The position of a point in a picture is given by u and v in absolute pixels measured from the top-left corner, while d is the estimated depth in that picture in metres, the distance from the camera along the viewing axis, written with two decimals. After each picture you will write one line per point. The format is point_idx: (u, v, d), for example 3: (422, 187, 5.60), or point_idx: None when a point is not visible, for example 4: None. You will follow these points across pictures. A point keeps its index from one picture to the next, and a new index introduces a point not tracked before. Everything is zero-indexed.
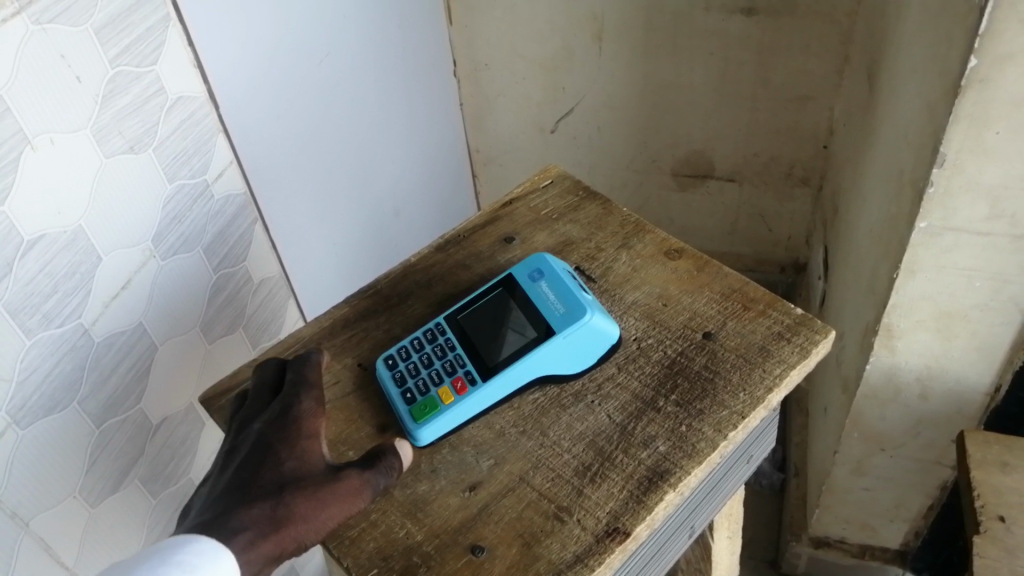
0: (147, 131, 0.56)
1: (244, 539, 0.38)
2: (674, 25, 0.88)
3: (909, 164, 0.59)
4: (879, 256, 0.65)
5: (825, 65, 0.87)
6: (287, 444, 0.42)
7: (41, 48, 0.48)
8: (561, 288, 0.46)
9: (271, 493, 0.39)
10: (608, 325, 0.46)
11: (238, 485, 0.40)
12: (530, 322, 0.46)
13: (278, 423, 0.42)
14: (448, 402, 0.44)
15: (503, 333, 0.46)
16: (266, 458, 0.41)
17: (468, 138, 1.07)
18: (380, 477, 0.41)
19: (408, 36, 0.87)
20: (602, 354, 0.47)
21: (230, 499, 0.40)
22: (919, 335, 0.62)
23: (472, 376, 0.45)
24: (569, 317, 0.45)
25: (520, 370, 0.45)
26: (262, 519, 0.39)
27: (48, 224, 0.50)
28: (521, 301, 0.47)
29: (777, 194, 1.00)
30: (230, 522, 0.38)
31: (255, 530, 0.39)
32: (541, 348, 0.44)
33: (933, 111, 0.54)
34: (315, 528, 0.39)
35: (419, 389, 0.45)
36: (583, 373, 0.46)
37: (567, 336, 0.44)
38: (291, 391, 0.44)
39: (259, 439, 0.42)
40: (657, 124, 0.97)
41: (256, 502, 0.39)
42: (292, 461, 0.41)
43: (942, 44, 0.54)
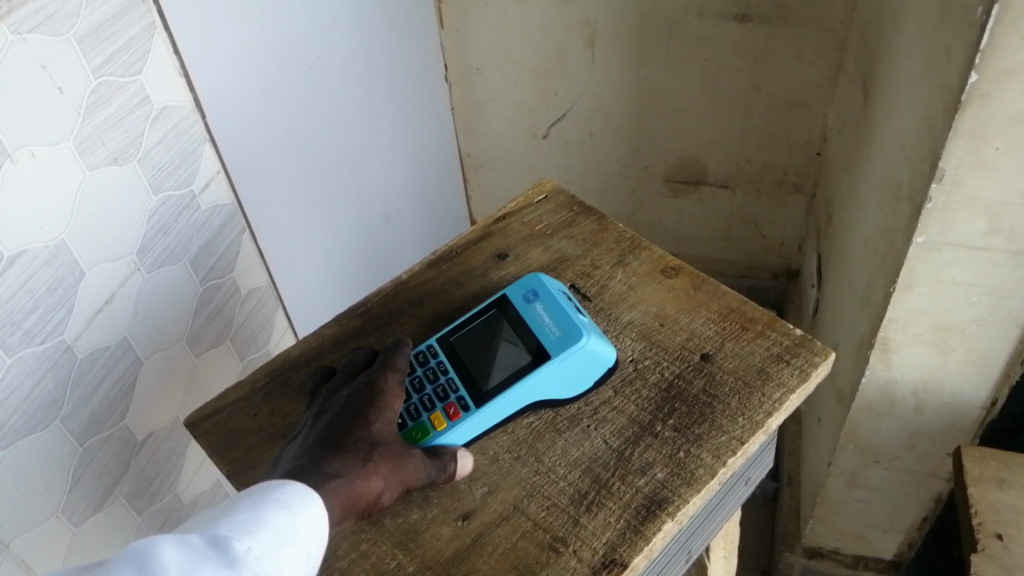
0: (131, 142, 0.55)
1: (338, 484, 0.38)
2: (669, 31, 0.87)
3: (906, 177, 0.58)
4: (874, 269, 0.64)
5: (819, 72, 0.86)
6: (375, 409, 0.42)
7: (21, 59, 0.46)
8: (556, 310, 0.45)
9: (362, 450, 0.40)
10: (605, 348, 0.45)
11: (328, 439, 0.41)
12: (524, 346, 0.45)
13: (367, 392, 0.43)
14: (440, 429, 0.43)
15: (495, 356, 0.46)
16: (358, 417, 0.41)
17: (459, 143, 1.06)
18: (434, 466, 0.42)
19: (399, 40, 0.86)
20: (597, 377, 0.46)
21: (320, 453, 0.40)
22: (915, 350, 0.62)
23: (462, 402, 0.44)
24: (565, 340, 0.44)
25: (514, 395, 0.44)
26: (355, 469, 0.39)
27: (29, 239, 0.48)
28: (514, 323, 0.46)
29: (770, 201, 1.00)
30: (324, 469, 0.39)
31: (346, 479, 0.39)
32: (536, 373, 0.43)
33: (931, 126, 0.54)
34: (393, 490, 0.40)
35: (409, 414, 0.44)
36: (579, 397, 0.46)
37: (562, 360, 0.43)
38: (380, 366, 0.45)
39: (349, 402, 0.42)
40: (650, 130, 0.96)
41: (347, 454, 0.40)
42: (380, 424, 0.41)
43: (941, 58, 0.54)
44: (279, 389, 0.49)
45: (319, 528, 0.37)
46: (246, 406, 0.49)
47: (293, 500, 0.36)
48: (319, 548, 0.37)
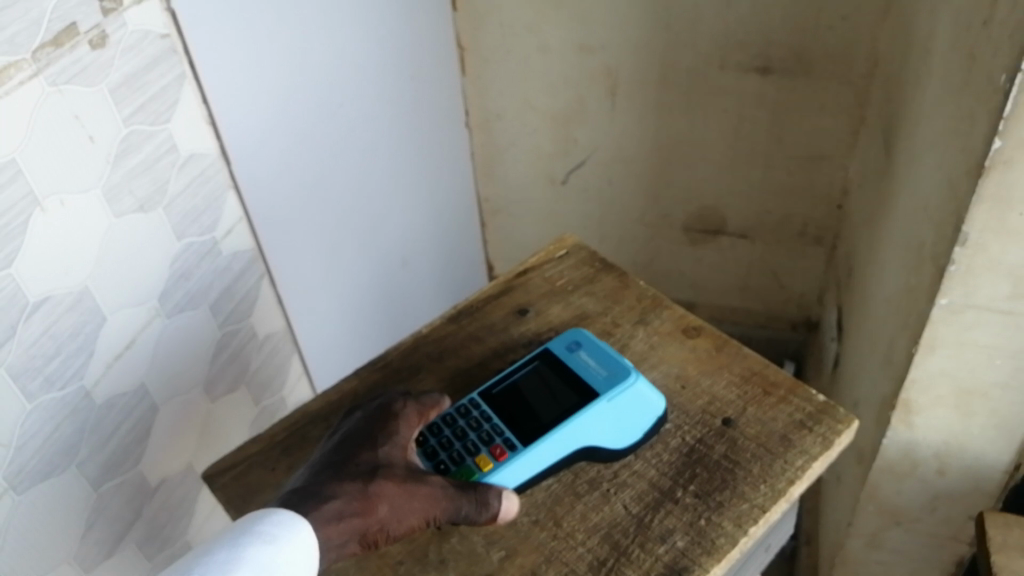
0: (157, 190, 0.56)
1: (333, 507, 0.40)
2: (689, 83, 0.87)
3: (929, 238, 0.58)
4: (897, 329, 0.64)
5: (839, 125, 0.86)
6: (384, 434, 0.44)
7: (56, 109, 0.48)
8: (601, 355, 0.48)
9: (363, 474, 0.42)
10: (654, 397, 0.47)
11: (334, 462, 0.43)
12: (572, 391, 0.47)
13: (379, 416, 0.45)
14: (487, 469, 0.44)
15: (543, 401, 0.47)
16: (365, 441, 0.44)
17: (478, 188, 1.06)
18: (474, 502, 0.42)
19: (422, 87, 0.87)
20: (647, 432, 0.46)
21: (324, 475, 0.42)
22: (938, 412, 0.61)
23: (511, 443, 0.45)
24: (613, 380, 0.46)
25: (567, 434, 0.45)
26: (352, 493, 0.41)
27: (54, 285, 0.49)
28: (560, 370, 0.48)
29: (789, 252, 0.99)
30: (322, 491, 0.41)
31: (345, 502, 0.41)
32: (589, 412, 0.45)
33: (955, 188, 0.54)
34: (397, 517, 0.42)
35: (453, 460, 0.45)
36: (627, 454, 0.46)
37: (614, 401, 0.46)
38: (398, 393, 0.47)
39: (363, 425, 0.45)
40: (670, 179, 0.97)
41: (348, 478, 0.42)
42: (387, 449, 0.43)
43: (964, 121, 0.54)
44: (296, 443, 0.49)
45: (304, 557, 0.38)
46: (263, 460, 0.49)
47: (281, 531, 0.38)
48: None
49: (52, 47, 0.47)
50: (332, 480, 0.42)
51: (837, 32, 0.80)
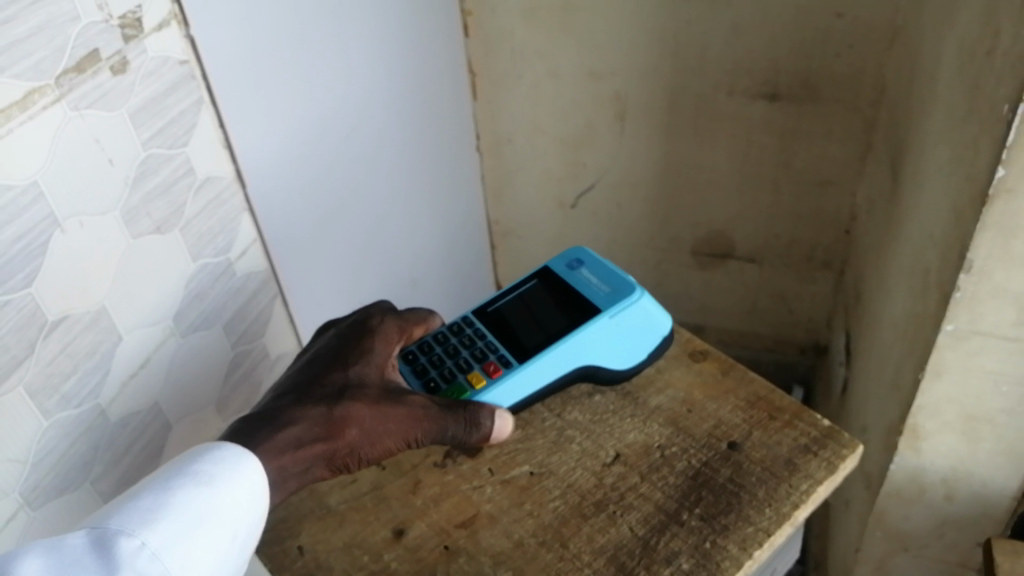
0: (174, 212, 0.57)
1: (294, 432, 0.45)
2: (697, 109, 0.89)
3: (935, 264, 0.59)
4: (903, 354, 0.64)
5: (847, 151, 0.87)
6: (353, 360, 0.49)
7: (78, 132, 0.49)
8: (601, 278, 0.55)
9: (332, 398, 0.47)
10: (651, 313, 0.53)
11: (305, 386, 0.48)
12: (571, 311, 0.54)
13: (355, 339, 0.51)
14: (478, 384, 0.51)
15: (544, 318, 0.55)
16: (336, 366, 0.49)
17: (488, 210, 1.08)
18: (441, 425, 0.48)
19: (435, 112, 0.88)
20: (632, 352, 0.53)
21: (296, 396, 0.48)
22: (944, 437, 0.61)
23: (513, 358, 0.52)
24: (612, 301, 0.53)
25: (560, 352, 0.52)
26: (316, 418, 0.46)
27: (73, 304, 0.50)
28: (562, 289, 0.56)
29: (797, 276, 1.00)
30: (287, 415, 0.46)
31: (311, 427, 0.46)
32: (593, 324, 0.52)
33: (960, 215, 0.54)
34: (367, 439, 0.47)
35: (447, 377, 0.52)
36: (610, 369, 0.53)
37: (617, 314, 0.52)
38: (374, 317, 0.53)
39: (340, 347, 0.50)
40: (678, 204, 0.98)
41: (313, 404, 0.47)
42: (354, 373, 0.49)
43: (968, 149, 0.54)
44: None
45: (245, 500, 0.42)
46: None
47: (245, 459, 0.42)
48: (246, 522, 0.41)
49: (75, 73, 0.48)
50: (298, 404, 0.47)
51: (845, 59, 0.80)
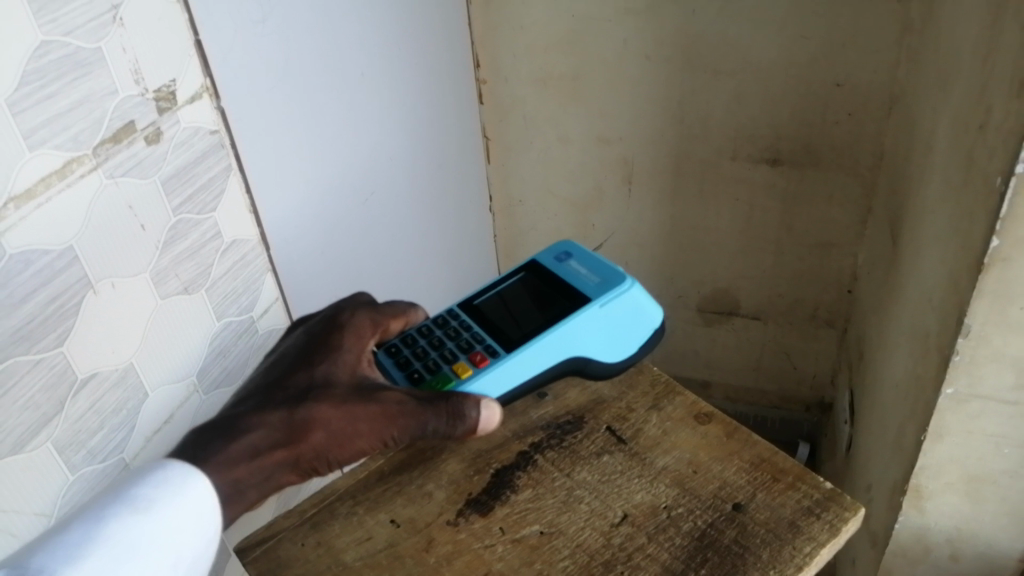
0: (202, 273, 0.60)
1: (254, 439, 0.47)
2: (702, 172, 0.92)
3: (934, 328, 0.60)
4: (905, 415, 0.65)
5: (848, 214, 0.89)
6: (316, 363, 0.52)
7: (113, 199, 0.52)
8: (592, 270, 0.60)
9: (295, 401, 0.49)
10: (642, 303, 0.59)
11: (268, 390, 0.50)
12: (561, 304, 0.59)
13: (322, 340, 0.53)
14: (465, 373, 0.56)
15: (533, 312, 0.60)
16: (301, 368, 0.51)
17: (500, 268, 1.11)
18: (415, 424, 0.50)
19: (450, 175, 0.92)
20: (620, 342, 0.58)
21: (260, 400, 0.50)
22: (948, 498, 0.62)
23: (499, 349, 0.57)
24: (602, 291, 0.58)
25: (547, 343, 0.56)
26: (278, 422, 0.48)
27: (102, 363, 0.52)
28: (552, 283, 0.61)
29: (801, 334, 1.01)
30: (247, 422, 0.47)
31: (274, 432, 0.48)
32: (576, 316, 0.57)
33: (958, 281, 0.56)
34: (333, 440, 0.49)
35: (435, 368, 0.56)
36: (596, 359, 0.58)
37: (606, 304, 0.57)
38: (340, 317, 0.55)
39: (308, 348, 0.53)
40: (685, 263, 1.00)
41: (274, 409, 0.48)
42: (318, 376, 0.51)
43: (964, 218, 0.57)
44: (325, 519, 0.53)
45: (185, 525, 0.41)
46: (293, 535, 0.52)
47: (195, 474, 0.43)
48: (186, 547, 0.41)
49: (111, 143, 0.51)
50: (259, 409, 0.49)
51: (845, 126, 0.84)
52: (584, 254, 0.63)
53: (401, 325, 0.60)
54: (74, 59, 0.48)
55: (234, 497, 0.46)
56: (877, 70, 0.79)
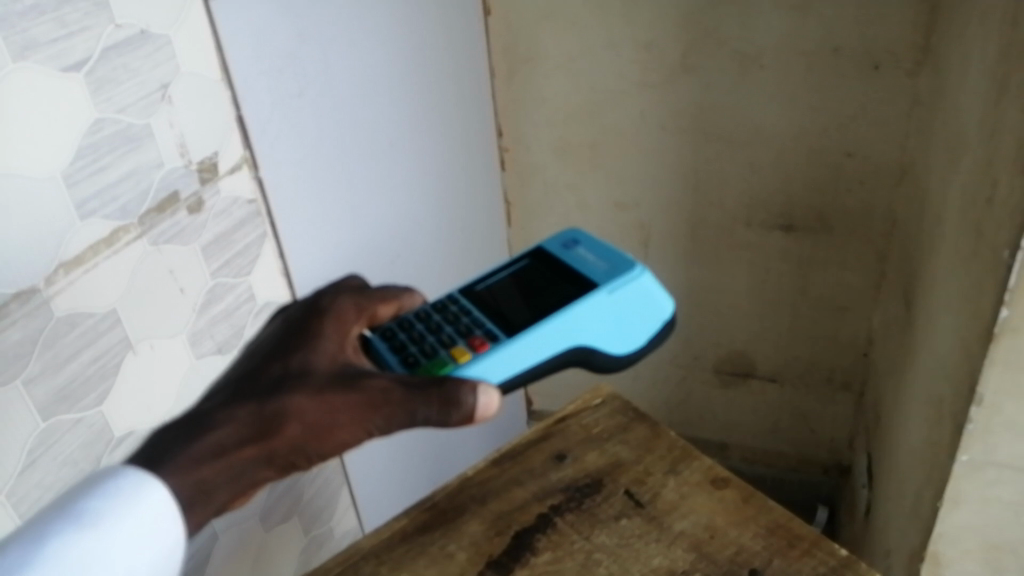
0: (235, 334, 0.64)
1: (219, 436, 0.41)
2: (718, 237, 0.95)
3: (947, 394, 0.61)
4: (921, 481, 0.66)
5: (862, 278, 0.91)
6: (291, 352, 0.46)
7: (155, 265, 0.55)
8: (602, 259, 0.57)
9: (266, 393, 0.43)
10: (655, 292, 0.55)
11: (241, 381, 0.44)
12: (569, 291, 0.55)
13: (301, 325, 0.48)
14: (463, 358, 0.52)
15: (538, 299, 0.56)
16: (276, 357, 0.46)
17: None
18: (404, 412, 0.44)
19: (474, 237, 0.95)
20: (633, 332, 0.54)
21: (231, 393, 0.44)
22: (967, 566, 0.62)
23: (500, 334, 0.53)
24: (613, 278, 0.55)
25: (552, 328, 0.52)
26: (246, 417, 0.42)
27: (139, 420, 0.56)
28: (559, 269, 0.58)
29: (818, 397, 1.02)
30: (211, 420, 0.41)
31: (241, 428, 0.41)
32: (583, 301, 0.53)
33: (968, 348, 0.57)
34: (310, 434, 0.43)
35: (431, 352, 0.52)
36: (606, 347, 0.54)
37: (616, 291, 0.54)
38: (324, 302, 0.50)
39: (285, 335, 0.47)
40: (701, 324, 1.02)
41: (245, 402, 0.42)
42: (295, 364, 0.45)
43: (974, 287, 0.58)
44: None
45: (140, 543, 0.36)
46: None
47: (155, 481, 0.38)
48: (140, 567, 0.37)
49: (156, 213, 0.55)
50: (227, 403, 0.43)
51: (856, 194, 0.86)
52: (594, 243, 0.60)
53: (391, 311, 0.55)
54: (124, 134, 0.52)
55: (199, 499, 0.40)
56: (887, 142, 0.83)
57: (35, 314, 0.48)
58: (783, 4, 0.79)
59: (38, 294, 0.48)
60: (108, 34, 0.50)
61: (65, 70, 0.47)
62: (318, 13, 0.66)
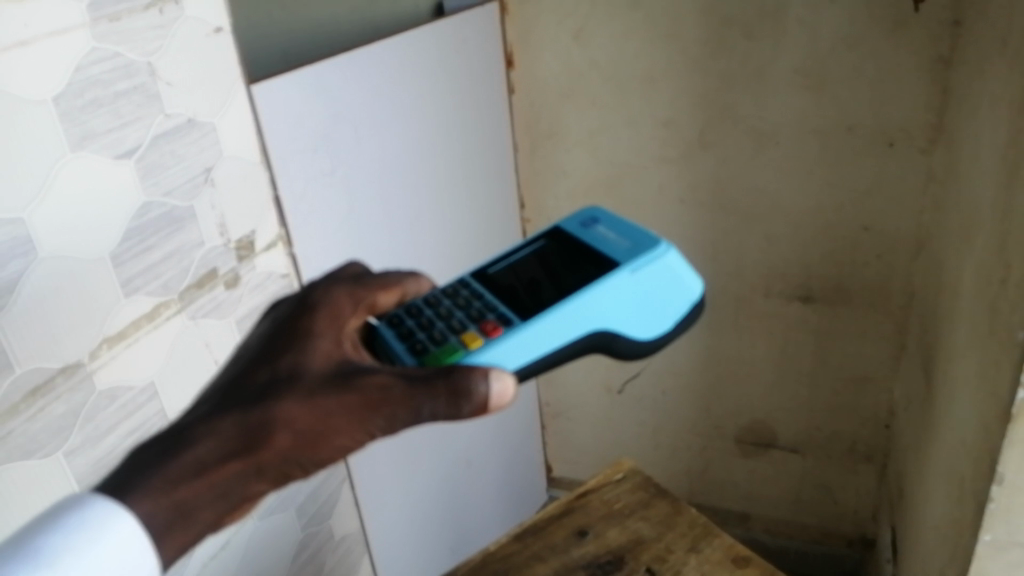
0: None
1: (200, 452, 0.36)
2: (736, 307, 0.96)
3: (969, 471, 0.61)
4: (945, 559, 0.65)
5: (881, 350, 0.92)
6: (281, 355, 0.41)
7: (191, 338, 0.58)
8: (625, 240, 0.55)
9: (252, 401, 0.39)
10: (682, 272, 0.52)
11: (225, 390, 0.40)
12: (590, 273, 0.53)
13: (288, 321, 0.44)
14: (475, 346, 0.49)
15: (557, 283, 0.54)
16: (265, 361, 0.41)
17: (540, 393, 1.15)
18: (404, 408, 0.41)
19: None
20: (660, 315, 0.51)
21: (214, 404, 0.39)
22: None
23: (515, 321, 0.50)
24: (637, 257, 0.52)
25: (572, 311, 0.50)
26: (230, 429, 0.37)
27: None
28: (578, 248, 0.57)
29: (840, 468, 1.01)
30: (188, 439, 0.37)
31: (226, 441, 0.37)
32: (604, 283, 0.50)
33: (988, 426, 0.58)
34: (302, 442, 0.39)
35: (438, 339, 0.50)
36: (632, 332, 0.50)
37: (639, 270, 0.51)
38: (316, 294, 0.47)
39: (275, 335, 0.43)
40: (720, 393, 1.03)
41: (227, 414, 0.38)
42: (284, 368, 0.40)
43: (992, 365, 0.58)
44: None
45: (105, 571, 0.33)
46: None
47: (125, 510, 0.34)
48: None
49: (195, 288, 0.57)
50: (209, 416, 0.38)
51: (873, 267, 0.88)
52: (615, 222, 0.58)
53: (397, 298, 0.52)
54: (169, 216, 0.55)
55: (179, 523, 0.35)
56: (903, 217, 0.84)
57: (79, 387, 0.50)
58: (797, 85, 0.82)
59: (82, 368, 0.50)
60: (158, 123, 0.53)
61: (118, 158, 0.50)
62: (353, 94, 0.70)
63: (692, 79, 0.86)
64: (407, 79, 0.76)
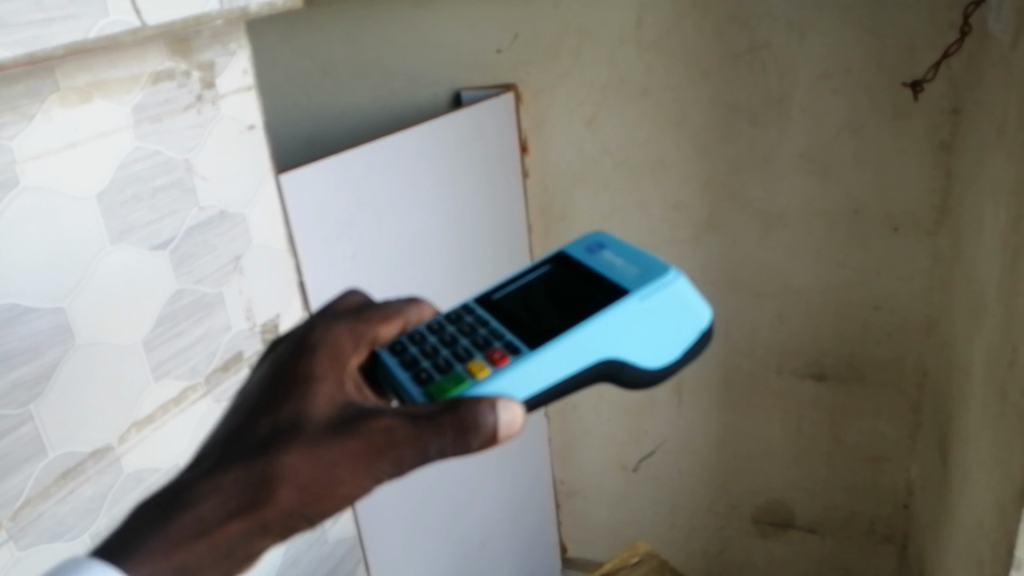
0: None
1: (201, 511, 0.38)
2: (749, 384, 0.97)
3: (987, 554, 0.61)
4: None
5: (895, 429, 0.92)
6: (284, 401, 0.42)
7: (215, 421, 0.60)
8: (632, 269, 0.56)
9: (253, 454, 0.40)
10: (689, 300, 0.54)
11: (228, 442, 0.41)
12: (597, 300, 0.54)
13: (287, 364, 0.45)
14: (483, 375, 0.50)
15: (565, 310, 0.55)
16: (267, 408, 0.42)
17: (555, 471, 1.15)
18: (412, 448, 0.40)
19: None
20: (668, 344, 0.52)
21: (218, 458, 0.41)
22: None
23: (523, 349, 0.51)
24: (645, 285, 0.53)
25: (582, 338, 0.50)
26: (231, 486, 0.39)
27: None
28: (585, 275, 0.58)
29: (861, 549, 1.00)
30: (189, 500, 0.39)
31: (228, 499, 0.39)
32: (613, 310, 0.51)
33: (1003, 510, 0.58)
34: (306, 495, 0.40)
35: (441, 368, 0.51)
36: (640, 361, 0.51)
37: (648, 297, 0.52)
38: (316, 332, 0.48)
39: (276, 382, 0.44)
40: (736, 471, 1.03)
41: (229, 469, 0.39)
42: (285, 417, 0.41)
43: (1003, 447, 0.59)
44: None
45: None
46: None
47: None
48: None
49: (221, 371, 0.59)
50: (211, 472, 0.40)
51: (885, 345, 0.89)
52: (619, 250, 0.59)
53: (397, 328, 0.53)
54: (199, 303, 0.57)
55: None
56: (912, 297, 0.86)
57: (107, 470, 0.51)
58: (803, 170, 0.85)
59: (111, 453, 0.52)
60: (192, 216, 0.55)
61: (153, 250, 0.53)
62: (376, 183, 0.73)
63: (701, 165, 0.89)
64: (426, 162, 0.80)
